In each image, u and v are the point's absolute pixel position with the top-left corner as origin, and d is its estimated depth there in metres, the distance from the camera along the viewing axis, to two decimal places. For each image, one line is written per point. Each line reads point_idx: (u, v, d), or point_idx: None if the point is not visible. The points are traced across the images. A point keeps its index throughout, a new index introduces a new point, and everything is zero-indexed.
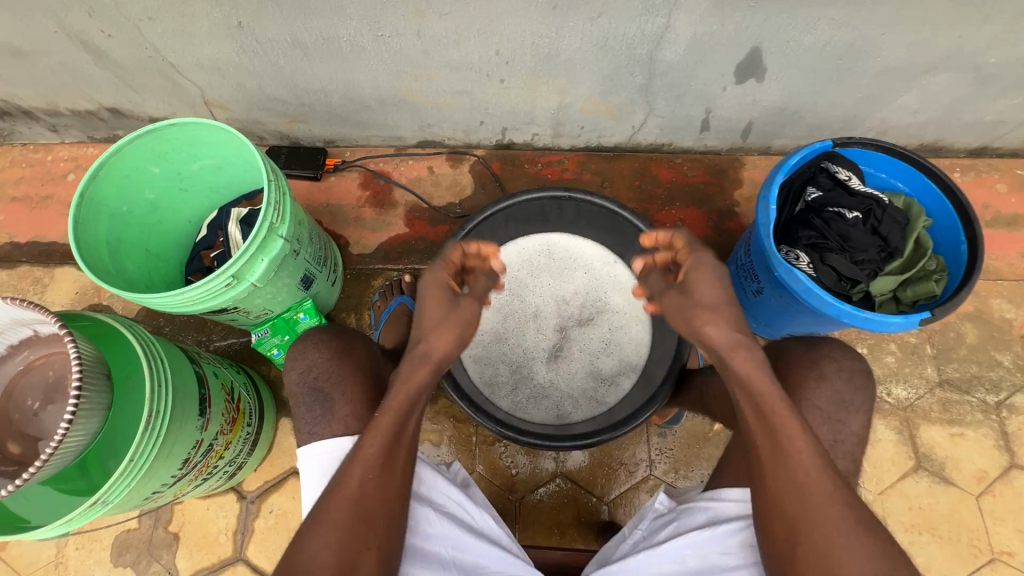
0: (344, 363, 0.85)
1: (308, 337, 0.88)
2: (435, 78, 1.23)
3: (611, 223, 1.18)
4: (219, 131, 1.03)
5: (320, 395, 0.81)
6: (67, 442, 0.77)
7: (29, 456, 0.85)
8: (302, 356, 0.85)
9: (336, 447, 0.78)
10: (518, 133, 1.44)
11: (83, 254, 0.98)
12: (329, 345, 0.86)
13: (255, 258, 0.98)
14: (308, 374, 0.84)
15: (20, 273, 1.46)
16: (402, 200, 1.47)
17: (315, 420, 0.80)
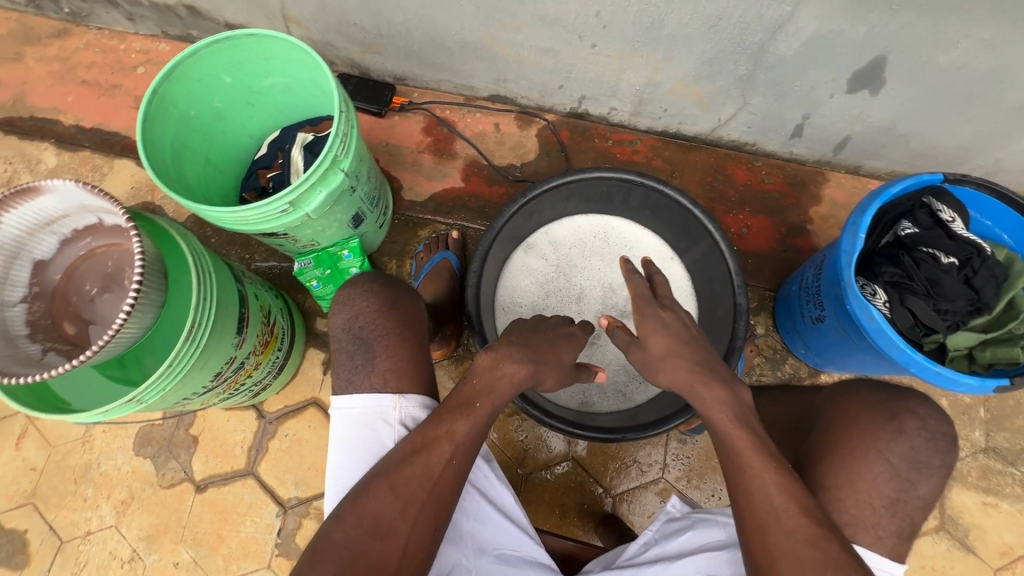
0: (389, 318, 0.83)
1: (358, 282, 0.87)
2: (524, 30, 1.16)
3: (678, 218, 1.11)
4: (296, 51, 1.00)
5: (363, 344, 0.81)
6: (120, 334, 0.77)
7: (82, 338, 0.87)
8: (343, 299, 0.85)
9: (376, 403, 0.78)
10: (595, 104, 1.36)
11: (149, 154, 0.97)
12: (379, 296, 0.84)
13: (314, 188, 0.96)
14: (353, 321, 0.83)
15: (82, 158, 1.48)
16: (463, 152, 1.43)
17: (353, 369, 0.80)
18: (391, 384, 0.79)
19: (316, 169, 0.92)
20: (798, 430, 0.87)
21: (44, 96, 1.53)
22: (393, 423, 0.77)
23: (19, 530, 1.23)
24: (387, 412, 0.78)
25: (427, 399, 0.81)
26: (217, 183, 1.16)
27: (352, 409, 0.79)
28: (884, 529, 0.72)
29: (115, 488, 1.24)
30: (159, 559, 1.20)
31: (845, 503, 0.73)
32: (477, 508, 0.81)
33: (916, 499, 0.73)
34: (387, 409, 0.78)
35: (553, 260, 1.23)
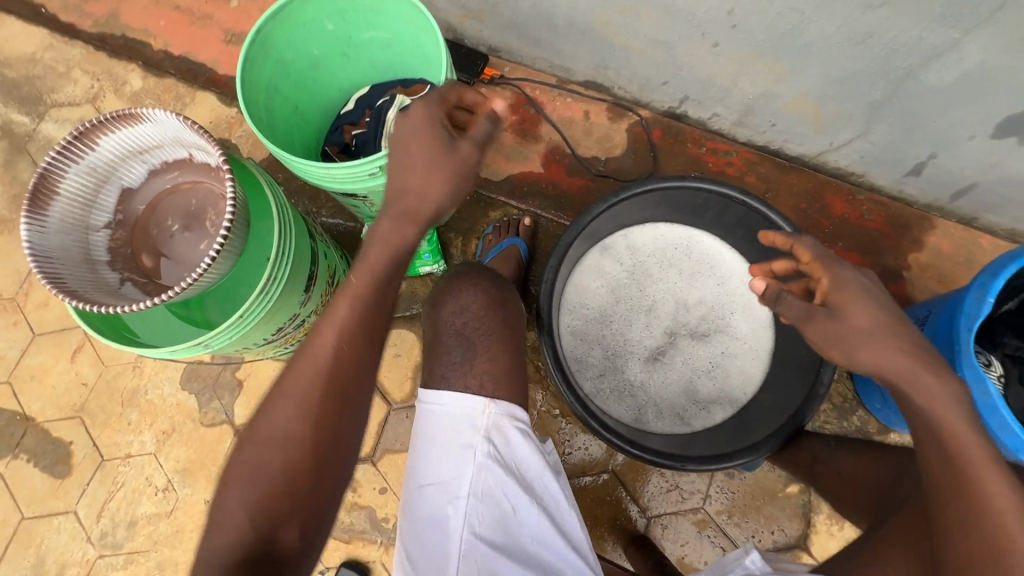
0: (494, 319, 0.80)
1: (465, 278, 0.84)
2: (643, 18, 1.08)
3: (773, 243, 1.04)
4: (406, 4, 0.94)
5: (465, 343, 0.77)
6: (199, 280, 0.76)
7: (157, 273, 0.87)
8: (447, 292, 0.82)
9: (467, 406, 0.71)
10: (697, 106, 1.27)
11: (244, 92, 0.93)
12: (487, 294, 0.82)
13: None
14: (456, 315, 0.80)
15: (166, 85, 1.46)
16: (547, 136, 1.36)
17: (450, 365, 0.76)
18: (483, 386, 0.74)
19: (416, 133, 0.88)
20: (886, 494, 0.80)
21: (136, 16, 1.51)
22: (481, 431, 0.70)
23: (64, 441, 1.26)
24: (473, 419, 0.70)
25: (517, 412, 0.73)
26: (302, 133, 1.12)
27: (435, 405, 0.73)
28: None
29: (158, 417, 1.25)
30: (191, 494, 1.21)
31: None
32: (546, 534, 0.69)
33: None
34: (473, 415, 0.71)
35: (628, 266, 1.16)
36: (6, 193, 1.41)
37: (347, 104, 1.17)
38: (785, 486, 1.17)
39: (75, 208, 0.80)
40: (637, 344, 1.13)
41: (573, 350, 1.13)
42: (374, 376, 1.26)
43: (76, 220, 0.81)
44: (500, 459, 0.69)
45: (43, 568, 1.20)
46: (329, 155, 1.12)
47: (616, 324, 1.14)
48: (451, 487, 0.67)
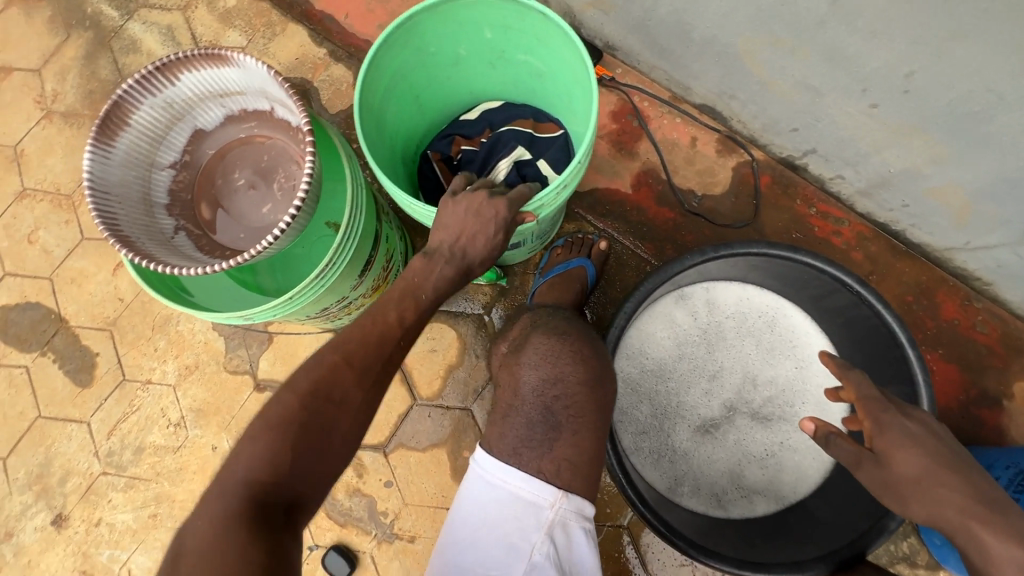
0: (590, 398, 0.71)
1: (569, 339, 0.74)
2: (798, 57, 0.93)
3: (877, 348, 0.91)
4: (573, 55, 0.83)
5: (551, 419, 0.68)
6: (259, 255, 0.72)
7: (214, 227, 0.84)
8: (541, 355, 0.72)
9: (532, 492, 0.64)
10: (822, 163, 1.13)
11: (368, 83, 0.83)
12: (590, 367, 0.72)
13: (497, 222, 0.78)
14: (548, 386, 0.70)
15: (259, 9, 1.38)
16: (645, 155, 1.24)
17: (526, 442, 0.67)
18: (562, 476, 0.65)
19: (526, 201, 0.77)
20: None
21: None
22: (543, 525, 0.62)
23: (91, 350, 1.24)
24: (542, 509, 0.63)
25: (587, 509, 0.66)
26: (413, 129, 1.03)
27: (498, 481, 0.65)
28: None
29: (184, 351, 1.23)
30: (201, 436, 1.19)
31: None
32: None
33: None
34: (542, 505, 0.63)
35: (702, 323, 1.05)
36: (83, 86, 1.37)
37: (469, 111, 1.08)
38: None
39: (143, 143, 0.77)
40: (691, 409, 1.03)
41: (620, 398, 1.03)
42: (405, 366, 1.19)
43: (141, 156, 0.78)
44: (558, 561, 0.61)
45: (49, 469, 1.20)
46: (428, 159, 1.04)
47: (674, 383, 1.04)
48: None
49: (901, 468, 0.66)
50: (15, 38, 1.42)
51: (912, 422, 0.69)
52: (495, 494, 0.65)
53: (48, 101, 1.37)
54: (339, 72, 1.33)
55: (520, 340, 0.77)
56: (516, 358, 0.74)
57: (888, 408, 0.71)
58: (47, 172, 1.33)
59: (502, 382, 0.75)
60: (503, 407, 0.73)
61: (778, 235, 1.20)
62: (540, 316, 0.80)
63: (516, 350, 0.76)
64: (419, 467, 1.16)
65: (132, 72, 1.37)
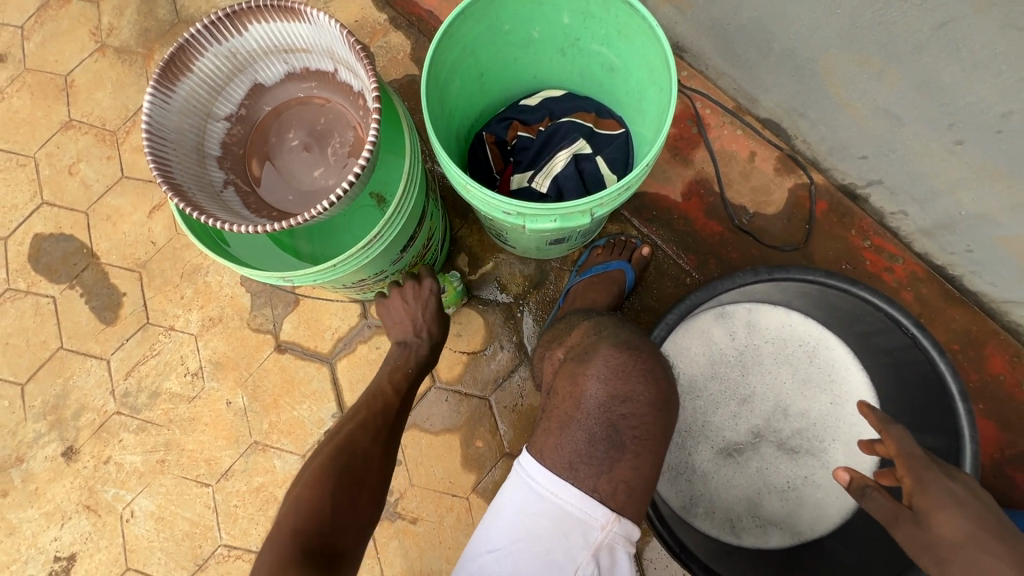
0: (656, 423, 0.67)
1: (639, 357, 0.69)
2: (885, 81, 0.89)
3: (922, 395, 0.88)
4: (655, 56, 0.80)
5: (613, 439, 0.64)
6: (314, 219, 0.71)
7: (263, 184, 0.83)
8: (611, 368, 0.67)
9: (584, 508, 0.62)
10: (886, 195, 1.08)
11: (440, 51, 0.80)
12: (659, 389, 0.68)
13: (554, 213, 0.74)
14: (616, 402, 0.66)
15: None
16: (699, 164, 1.19)
17: (585, 458, 0.64)
18: (617, 498, 0.63)
19: (566, 205, 0.74)
20: None
21: None
22: (590, 540, 0.61)
23: (119, 290, 1.24)
24: (591, 529, 0.61)
25: (635, 535, 0.64)
26: (472, 106, 0.99)
27: (548, 493, 0.63)
28: None
29: (209, 303, 1.22)
30: (217, 390, 1.19)
31: None
32: None
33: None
34: (593, 525, 0.61)
35: (740, 344, 1.02)
36: (139, 24, 1.35)
37: (530, 96, 1.05)
38: None
39: (202, 92, 0.75)
40: (716, 430, 1.00)
41: None
42: None
43: (200, 104, 0.76)
44: None
45: (65, 401, 1.21)
46: (482, 140, 1.01)
47: (702, 402, 1.01)
48: None
49: (944, 531, 0.59)
50: None
51: (956, 485, 0.62)
52: (544, 507, 0.63)
53: (104, 34, 1.36)
54: (397, 40, 1.30)
55: (584, 348, 0.72)
56: (581, 367, 0.69)
57: (929, 468, 0.63)
58: (94, 106, 1.32)
59: (559, 389, 0.70)
60: (560, 417, 0.68)
61: (827, 264, 1.15)
62: (604, 324, 0.76)
63: (580, 358, 0.70)
64: (430, 450, 1.14)
65: (189, 15, 1.35)
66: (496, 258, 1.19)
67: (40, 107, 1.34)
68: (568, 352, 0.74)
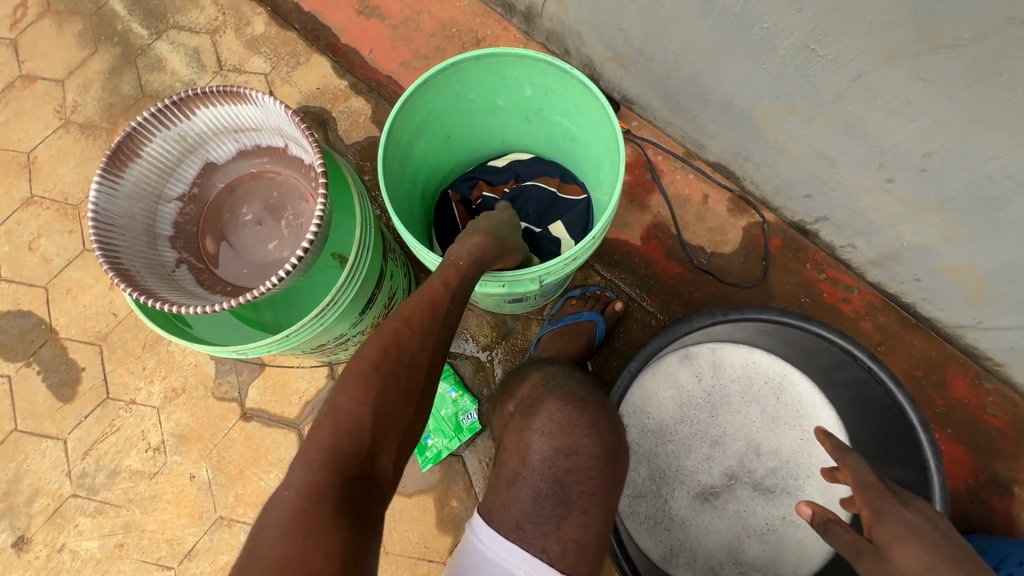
0: (604, 477, 0.67)
1: (584, 410, 0.69)
2: (815, 127, 0.94)
3: (885, 427, 0.89)
4: (609, 134, 0.84)
5: (558, 496, 0.65)
6: (264, 292, 0.71)
7: (217, 259, 0.83)
8: (555, 422, 0.67)
9: (531, 574, 0.62)
10: (834, 230, 1.12)
11: (400, 119, 0.83)
12: (604, 443, 0.68)
13: (499, 279, 0.77)
14: (560, 457, 0.66)
15: (286, 38, 1.41)
16: (656, 209, 1.23)
17: (533, 517, 0.64)
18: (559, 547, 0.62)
19: (513, 273, 0.76)
20: None
21: None
22: None
23: (78, 365, 1.21)
24: None
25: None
26: (437, 166, 1.02)
27: (496, 557, 0.64)
28: None
29: (173, 373, 1.19)
30: (180, 464, 1.15)
31: None
32: None
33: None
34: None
35: (707, 385, 1.02)
36: (104, 101, 1.38)
37: (498, 157, 1.08)
38: None
39: (152, 175, 0.76)
40: (690, 475, 0.99)
41: None
42: None
43: (150, 187, 0.77)
44: None
45: (17, 486, 1.15)
46: (448, 198, 1.04)
47: (675, 446, 1.00)
48: None
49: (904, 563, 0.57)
50: (44, 48, 1.44)
51: (911, 511, 0.62)
52: (493, 572, 0.63)
53: (68, 111, 1.38)
54: (358, 104, 1.35)
55: (532, 401, 0.72)
56: (527, 421, 0.69)
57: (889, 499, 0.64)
58: (57, 181, 1.33)
59: (508, 444, 0.70)
60: (508, 473, 0.68)
61: (786, 298, 1.18)
62: (554, 372, 0.76)
63: (526, 412, 0.70)
64: (403, 514, 1.11)
65: (154, 90, 1.39)
66: (464, 311, 1.19)
67: (2, 185, 1.34)
68: (517, 405, 0.74)
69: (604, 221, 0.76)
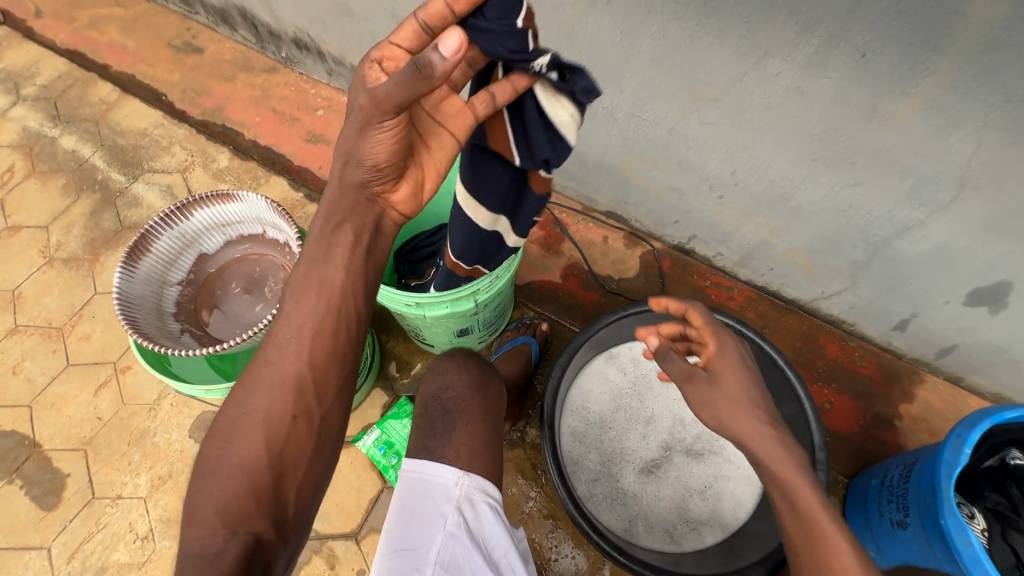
0: (476, 398, 0.84)
1: (456, 354, 0.89)
2: (661, 169, 1.28)
3: (765, 376, 1.14)
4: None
5: (446, 414, 0.81)
6: (258, 333, 0.90)
7: (212, 327, 1.01)
8: (436, 368, 0.87)
9: (444, 474, 0.72)
10: (704, 245, 1.44)
11: None
12: (473, 373, 0.86)
13: (444, 301, 1.00)
14: (442, 391, 0.84)
15: (247, 167, 1.70)
16: (568, 253, 1.52)
17: (431, 435, 0.78)
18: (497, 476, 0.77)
19: (452, 294, 0.99)
20: None
21: (238, 111, 1.80)
22: (454, 499, 0.70)
23: (62, 472, 1.28)
24: (449, 489, 0.71)
25: (489, 487, 0.75)
26: None
27: (414, 475, 0.73)
28: None
29: (158, 462, 1.28)
30: (169, 547, 1.20)
31: None
32: None
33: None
34: (449, 484, 0.72)
35: (631, 376, 1.23)
36: (86, 237, 1.58)
37: None
38: None
39: (159, 265, 0.97)
40: (633, 453, 1.16)
41: (571, 450, 1.16)
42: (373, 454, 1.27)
43: (157, 274, 0.97)
44: (470, 532, 0.68)
45: None
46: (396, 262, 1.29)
47: (616, 432, 1.18)
48: (422, 559, 0.64)
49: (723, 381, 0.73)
50: (29, 202, 1.66)
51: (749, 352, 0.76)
52: (415, 489, 0.72)
53: (52, 250, 1.57)
54: (314, 209, 1.63)
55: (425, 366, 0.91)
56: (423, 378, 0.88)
57: None
58: (41, 309, 1.48)
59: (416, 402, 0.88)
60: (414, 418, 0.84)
61: None
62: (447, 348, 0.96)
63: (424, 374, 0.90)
64: None
65: (132, 222, 1.61)
66: (424, 358, 1.38)
67: None
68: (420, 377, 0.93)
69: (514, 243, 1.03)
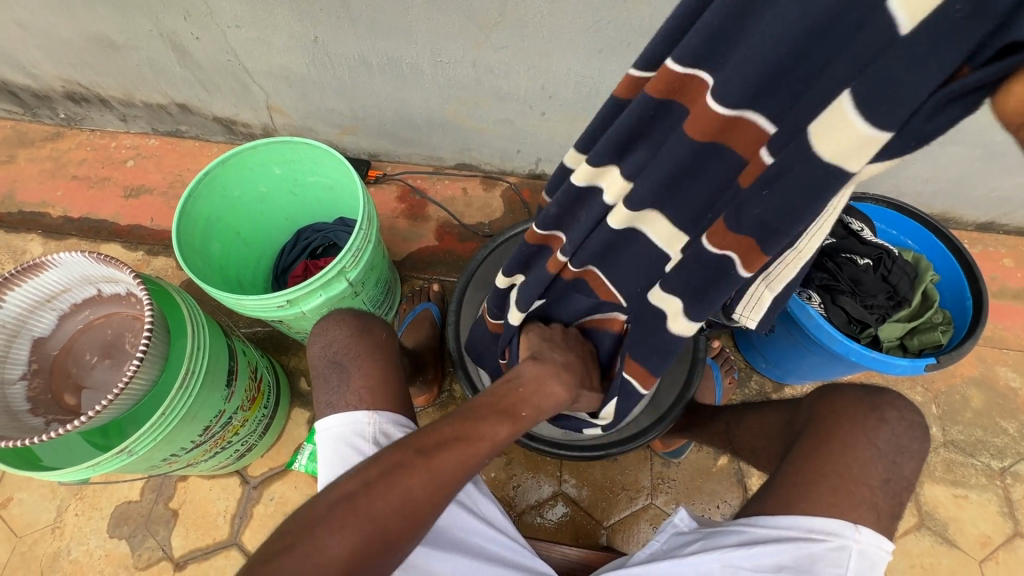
0: (361, 341, 0.92)
1: (332, 317, 0.97)
2: (483, 106, 1.33)
3: None
4: (341, 164, 1.12)
5: (339, 366, 0.88)
6: (128, 387, 0.84)
7: (82, 408, 0.95)
8: (322, 332, 0.94)
9: (355, 421, 0.82)
10: (550, 164, 1.53)
11: (181, 226, 1.06)
12: (350, 324, 0.94)
13: (316, 290, 1.02)
14: (328, 350, 0.91)
15: (68, 245, 1.53)
16: (435, 215, 1.55)
17: (331, 391, 0.87)
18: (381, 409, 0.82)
19: (322, 280, 1.02)
20: (788, 432, 0.86)
21: (33, 191, 1.59)
22: (369, 438, 0.81)
23: None
24: (364, 430, 0.82)
25: (401, 418, 0.86)
26: (241, 255, 1.26)
27: (332, 431, 0.82)
28: (880, 507, 0.72)
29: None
30: None
31: (822, 490, 0.72)
32: (462, 518, 0.82)
33: (902, 479, 0.74)
34: (363, 426, 0.82)
35: None
36: None
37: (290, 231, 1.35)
38: (716, 460, 1.28)
39: None
40: None
41: None
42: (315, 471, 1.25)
43: None
44: None
45: None
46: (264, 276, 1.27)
47: None
48: None
49: None
50: None
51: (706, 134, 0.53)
52: (337, 443, 0.81)
53: None
54: (163, 262, 1.52)
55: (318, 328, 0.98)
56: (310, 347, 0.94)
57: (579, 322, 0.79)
58: None
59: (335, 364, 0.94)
60: None
61: None
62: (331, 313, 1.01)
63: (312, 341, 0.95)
64: None
65: None
66: None
67: None
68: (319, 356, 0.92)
69: (360, 214, 1.04)
